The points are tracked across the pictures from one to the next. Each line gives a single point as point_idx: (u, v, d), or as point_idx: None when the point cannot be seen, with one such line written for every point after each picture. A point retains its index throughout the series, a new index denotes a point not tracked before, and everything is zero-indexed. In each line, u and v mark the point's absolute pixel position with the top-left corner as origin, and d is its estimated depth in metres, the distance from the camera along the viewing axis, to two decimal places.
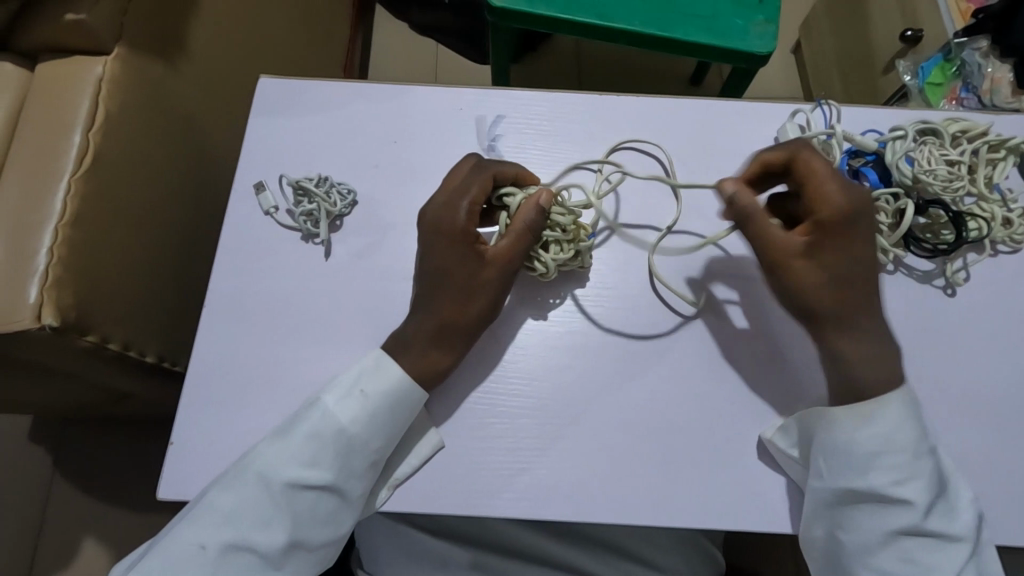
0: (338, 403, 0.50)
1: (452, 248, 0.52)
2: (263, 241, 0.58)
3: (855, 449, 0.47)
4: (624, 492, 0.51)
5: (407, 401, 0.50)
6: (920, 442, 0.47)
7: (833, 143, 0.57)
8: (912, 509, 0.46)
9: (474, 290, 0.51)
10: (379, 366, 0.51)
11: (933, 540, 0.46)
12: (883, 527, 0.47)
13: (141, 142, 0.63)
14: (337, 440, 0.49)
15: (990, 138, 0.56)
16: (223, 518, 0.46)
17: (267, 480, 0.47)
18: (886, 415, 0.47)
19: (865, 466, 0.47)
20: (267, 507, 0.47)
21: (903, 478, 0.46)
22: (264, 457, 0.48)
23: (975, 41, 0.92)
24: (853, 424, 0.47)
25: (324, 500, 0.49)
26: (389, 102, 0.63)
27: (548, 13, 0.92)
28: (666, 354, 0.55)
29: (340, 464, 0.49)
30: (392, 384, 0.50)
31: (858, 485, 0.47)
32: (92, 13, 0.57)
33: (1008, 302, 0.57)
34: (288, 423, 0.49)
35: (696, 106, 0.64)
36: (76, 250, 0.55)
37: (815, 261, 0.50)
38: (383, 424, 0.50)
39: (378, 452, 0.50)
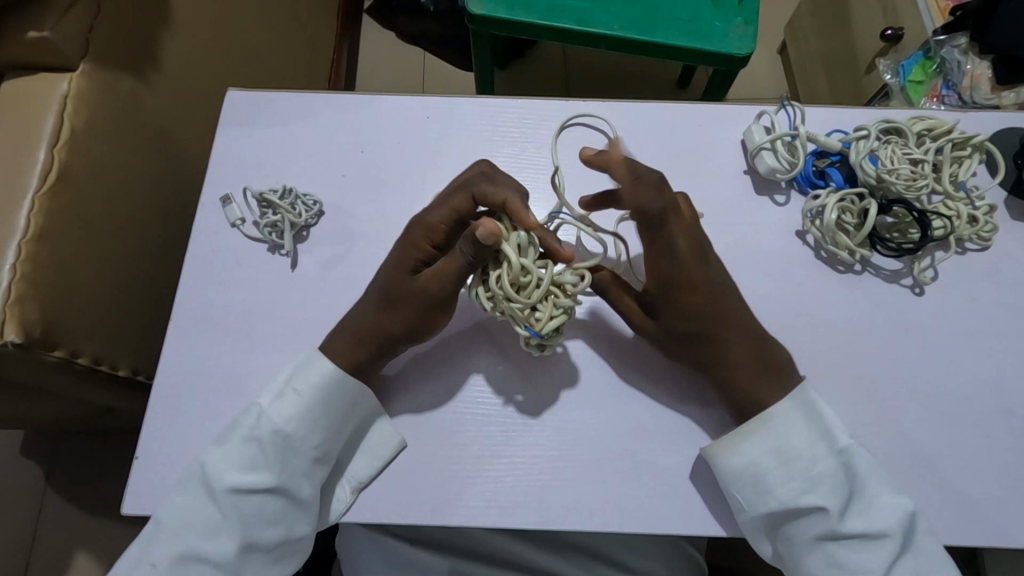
0: (272, 403, 0.50)
1: (403, 257, 0.52)
2: (231, 253, 0.58)
3: (751, 465, 0.48)
4: (592, 500, 0.51)
5: (340, 392, 0.50)
6: (773, 457, 0.48)
7: (797, 145, 0.58)
8: (826, 516, 0.46)
9: (404, 302, 0.51)
10: (309, 361, 0.51)
11: (857, 539, 0.46)
12: (806, 537, 0.47)
13: (110, 156, 0.63)
14: (277, 440, 0.49)
15: (954, 136, 0.56)
16: (174, 530, 0.47)
17: (211, 486, 0.47)
18: (755, 435, 0.48)
19: (767, 483, 0.48)
20: (219, 516, 0.47)
21: (805, 487, 0.47)
22: (206, 466, 0.48)
23: (954, 39, 0.91)
24: (743, 440, 0.49)
25: (271, 501, 0.48)
26: (356, 112, 0.63)
27: (527, 19, 0.92)
28: (636, 361, 0.55)
29: (282, 463, 0.49)
30: (324, 377, 0.50)
31: (767, 503, 0.47)
32: (56, 31, 0.57)
33: (980, 300, 0.56)
34: (228, 430, 0.50)
35: (661, 108, 0.64)
36: (41, 266, 0.55)
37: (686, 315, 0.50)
38: (319, 418, 0.50)
39: (321, 448, 0.50)
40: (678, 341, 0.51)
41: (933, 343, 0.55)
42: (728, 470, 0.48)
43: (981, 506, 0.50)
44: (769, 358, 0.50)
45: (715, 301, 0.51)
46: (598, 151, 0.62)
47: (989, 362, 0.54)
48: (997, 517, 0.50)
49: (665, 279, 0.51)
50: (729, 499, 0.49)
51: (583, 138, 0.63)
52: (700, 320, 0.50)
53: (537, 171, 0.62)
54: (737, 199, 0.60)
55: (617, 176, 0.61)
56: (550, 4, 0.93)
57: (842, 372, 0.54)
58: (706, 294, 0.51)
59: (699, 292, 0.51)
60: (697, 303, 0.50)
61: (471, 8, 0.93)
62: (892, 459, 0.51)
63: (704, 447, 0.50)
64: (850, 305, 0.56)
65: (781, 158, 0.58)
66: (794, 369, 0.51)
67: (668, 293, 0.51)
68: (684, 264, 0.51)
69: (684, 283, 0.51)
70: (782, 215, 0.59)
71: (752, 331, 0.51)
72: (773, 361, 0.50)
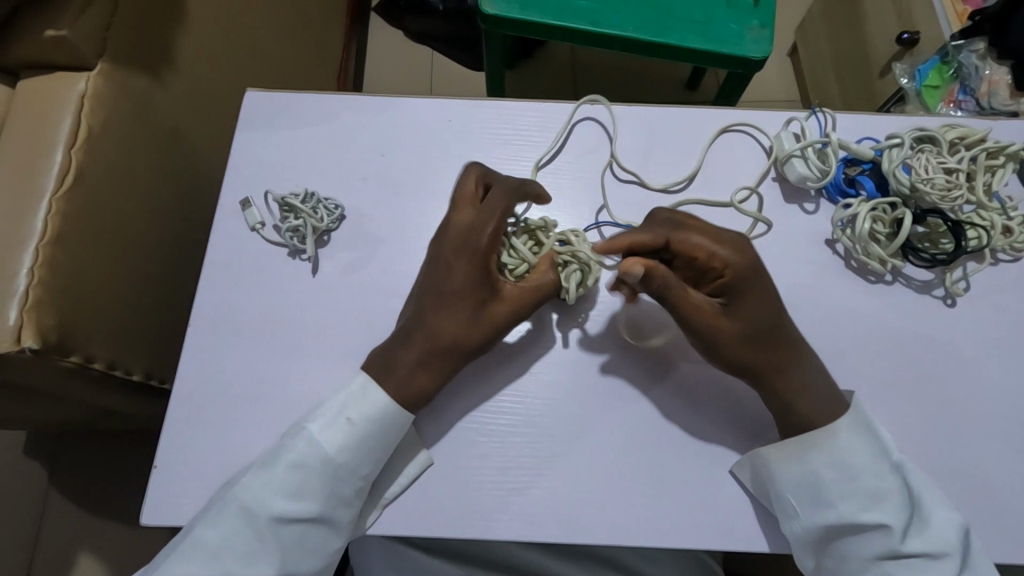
0: (323, 431, 0.48)
1: (473, 272, 0.50)
2: (250, 258, 0.57)
3: (810, 476, 0.47)
4: (619, 514, 0.50)
5: (393, 424, 0.49)
6: (832, 470, 0.47)
7: (828, 152, 0.57)
8: (887, 534, 0.45)
9: (482, 318, 0.50)
10: (363, 389, 0.49)
11: (916, 560, 0.45)
12: (862, 554, 0.46)
13: (126, 157, 0.62)
14: (326, 469, 0.47)
15: (988, 144, 0.55)
16: (210, 553, 0.45)
17: (253, 513, 0.46)
18: (816, 447, 0.47)
19: (827, 495, 0.47)
20: (256, 542, 0.46)
21: (866, 502, 0.46)
22: (249, 490, 0.46)
23: (972, 43, 0.90)
24: (800, 451, 0.48)
25: (312, 530, 0.47)
26: (377, 114, 0.62)
27: (541, 20, 0.91)
28: (664, 371, 0.54)
29: (327, 493, 0.47)
30: (378, 409, 0.48)
31: (827, 517, 0.47)
32: (73, 29, 0.56)
33: (1012, 312, 0.55)
34: (271, 452, 0.48)
35: (688, 113, 0.63)
36: (58, 270, 0.54)
37: (753, 301, 0.48)
38: (369, 449, 0.48)
39: (367, 478, 0.48)
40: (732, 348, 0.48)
41: (965, 356, 0.54)
42: (785, 480, 0.48)
43: (1014, 522, 0.49)
44: (798, 372, 0.48)
45: (769, 302, 0.48)
46: (626, 155, 0.61)
47: (1021, 375, 0.53)
48: None
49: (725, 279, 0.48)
50: (781, 510, 0.48)
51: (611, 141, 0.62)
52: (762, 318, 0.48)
53: (560, 175, 0.61)
54: (766, 207, 0.59)
55: (652, 183, 0.60)
56: (563, 5, 0.91)
57: (873, 385, 0.53)
58: (759, 300, 0.48)
59: (757, 290, 0.48)
60: (756, 303, 0.48)
61: (483, 8, 0.92)
62: (924, 473, 0.50)
63: (757, 452, 0.49)
64: (881, 316, 0.55)
65: (811, 166, 0.57)
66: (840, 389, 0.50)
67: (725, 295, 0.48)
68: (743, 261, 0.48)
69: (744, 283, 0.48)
70: (811, 223, 0.58)
71: (789, 322, 0.49)
72: (803, 353, 0.49)
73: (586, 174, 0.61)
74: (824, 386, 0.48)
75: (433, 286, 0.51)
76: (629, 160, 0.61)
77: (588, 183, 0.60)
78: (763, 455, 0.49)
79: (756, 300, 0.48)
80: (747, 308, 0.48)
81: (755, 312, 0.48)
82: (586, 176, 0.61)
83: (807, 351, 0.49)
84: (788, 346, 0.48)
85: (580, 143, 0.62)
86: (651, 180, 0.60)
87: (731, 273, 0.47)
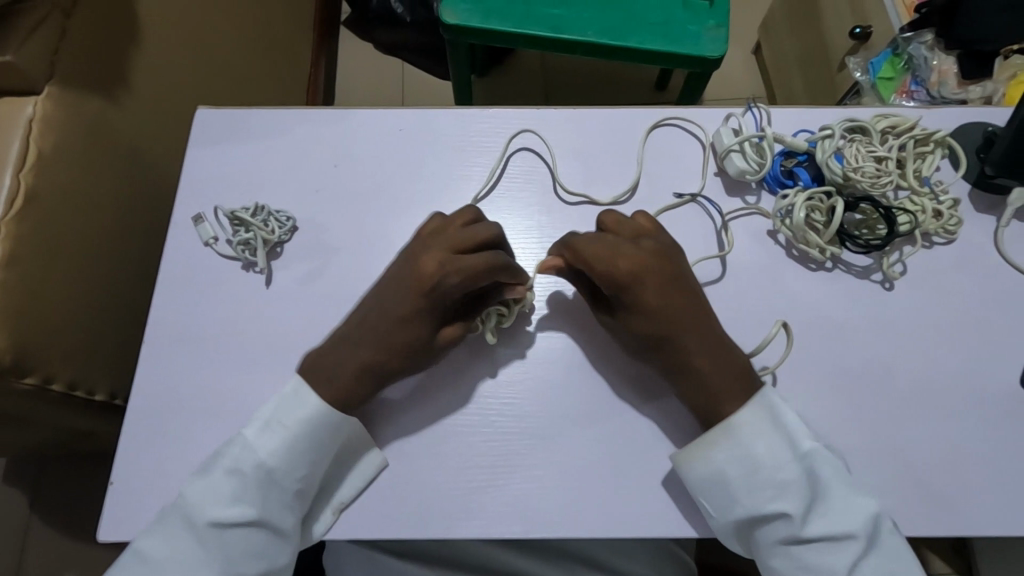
0: (258, 435, 0.49)
1: (414, 308, 0.50)
2: (204, 273, 0.58)
3: (718, 474, 0.48)
4: (574, 507, 0.51)
5: (330, 427, 0.50)
6: (737, 466, 0.48)
7: (765, 145, 0.59)
8: (791, 520, 0.47)
9: (415, 352, 0.51)
10: (297, 394, 0.50)
11: (822, 544, 0.46)
12: (773, 541, 0.47)
13: (80, 178, 0.63)
14: (260, 473, 0.48)
15: (917, 132, 0.58)
16: (152, 565, 0.46)
17: (191, 520, 0.47)
18: (718, 448, 0.49)
19: (734, 492, 0.48)
20: (197, 549, 0.46)
21: (772, 493, 0.47)
22: (186, 496, 0.47)
23: (920, 35, 0.93)
24: (708, 450, 0.49)
25: (253, 535, 0.47)
26: (328, 126, 0.63)
27: (501, 28, 0.93)
28: (616, 365, 0.55)
29: (265, 496, 0.48)
30: (309, 412, 0.49)
31: (736, 512, 0.48)
32: (20, 55, 0.57)
33: (949, 293, 0.57)
34: (209, 460, 0.49)
35: (630, 115, 0.64)
36: (9, 292, 0.55)
37: (648, 309, 0.49)
38: (306, 452, 0.49)
39: (306, 480, 0.49)
40: (635, 346, 0.52)
41: (905, 339, 0.55)
42: (694, 481, 0.49)
43: (956, 497, 0.51)
44: (717, 366, 0.49)
45: (671, 306, 0.50)
46: (570, 158, 0.63)
47: (959, 353, 0.55)
48: (972, 508, 0.50)
49: (619, 283, 0.50)
50: (698, 507, 0.50)
51: (557, 145, 0.63)
52: (664, 323, 0.49)
53: (509, 179, 0.62)
54: (710, 201, 0.60)
55: (596, 186, 0.62)
56: (523, 12, 0.93)
57: (817, 370, 0.54)
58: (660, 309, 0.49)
59: (657, 294, 0.50)
60: (654, 309, 0.49)
61: (445, 17, 0.94)
62: (867, 453, 0.52)
63: (670, 457, 0.51)
64: (822, 303, 0.57)
65: (749, 159, 0.59)
66: (755, 375, 0.51)
67: (624, 296, 0.50)
68: (637, 266, 0.50)
69: (636, 287, 0.49)
70: (753, 215, 0.60)
71: (703, 334, 0.50)
72: (719, 361, 0.50)
73: (534, 177, 0.62)
74: (745, 378, 0.50)
75: (376, 321, 0.51)
76: (574, 163, 0.63)
77: (538, 187, 0.62)
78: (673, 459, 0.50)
79: (653, 307, 0.49)
80: (643, 316, 0.50)
81: (654, 319, 0.50)
82: (535, 179, 0.62)
83: (728, 363, 0.50)
84: (692, 356, 0.50)
85: (527, 148, 0.63)
86: (595, 183, 0.62)
87: (619, 276, 0.50)
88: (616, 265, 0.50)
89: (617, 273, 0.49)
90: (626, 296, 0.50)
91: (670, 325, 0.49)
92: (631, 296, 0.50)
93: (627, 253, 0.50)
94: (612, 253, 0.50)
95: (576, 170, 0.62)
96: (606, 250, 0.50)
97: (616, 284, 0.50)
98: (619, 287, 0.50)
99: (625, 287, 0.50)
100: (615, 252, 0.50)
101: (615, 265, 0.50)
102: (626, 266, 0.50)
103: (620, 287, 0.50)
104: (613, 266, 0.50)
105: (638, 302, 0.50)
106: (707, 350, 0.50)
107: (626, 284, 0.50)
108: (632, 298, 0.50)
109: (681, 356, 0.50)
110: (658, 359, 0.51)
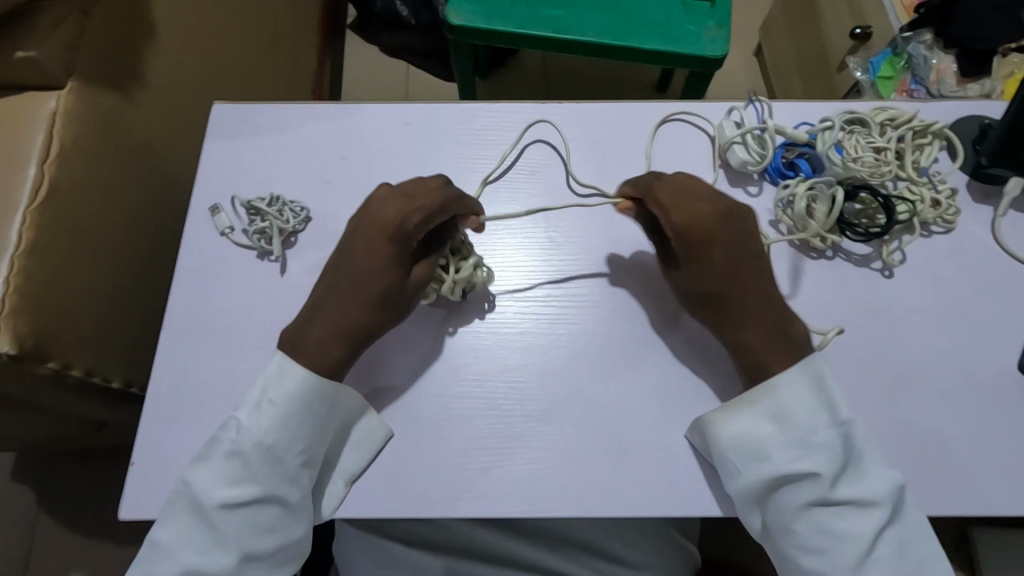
0: (249, 416, 0.50)
1: (383, 254, 0.52)
2: (220, 261, 0.59)
3: (750, 430, 0.50)
4: (580, 488, 0.52)
5: (317, 399, 0.50)
6: (771, 425, 0.50)
7: (766, 137, 0.60)
8: (819, 481, 0.47)
9: (385, 300, 0.52)
10: (281, 369, 0.51)
11: (846, 507, 0.47)
12: (795, 504, 0.48)
13: (99, 171, 0.65)
14: (257, 451, 0.49)
15: (914, 124, 0.59)
16: (169, 552, 0.48)
17: (200, 506, 0.48)
18: (755, 404, 0.50)
19: (764, 448, 0.49)
20: (209, 534, 0.48)
21: (803, 453, 0.48)
22: (191, 484, 0.49)
23: (919, 35, 0.94)
24: (745, 407, 0.51)
25: (264, 512, 0.49)
26: (340, 120, 0.65)
27: (506, 29, 0.94)
28: (621, 350, 0.57)
29: (268, 473, 0.49)
30: (296, 386, 0.50)
31: (764, 470, 0.49)
32: (44, 50, 0.59)
33: (946, 281, 0.58)
34: (207, 445, 0.50)
35: (634, 108, 0.66)
36: (33, 280, 0.56)
37: (712, 261, 0.52)
38: (299, 426, 0.50)
39: (306, 452, 0.50)
40: (690, 300, 0.54)
41: (904, 325, 0.57)
42: (724, 435, 0.50)
43: (954, 479, 0.52)
44: (772, 325, 0.51)
45: (738, 262, 0.52)
46: (576, 150, 0.64)
47: (956, 338, 0.56)
48: (970, 490, 0.51)
49: (689, 237, 0.52)
50: (724, 465, 0.50)
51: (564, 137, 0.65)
52: (725, 278, 0.51)
53: (516, 170, 0.64)
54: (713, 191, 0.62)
55: (602, 176, 0.63)
56: (526, 14, 0.95)
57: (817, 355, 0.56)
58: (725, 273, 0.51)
59: (723, 248, 0.52)
60: (720, 263, 0.51)
61: (450, 18, 0.96)
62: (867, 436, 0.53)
63: (704, 415, 0.52)
64: (822, 290, 0.58)
65: (751, 151, 0.60)
66: (806, 341, 0.52)
67: (692, 248, 0.52)
68: (709, 219, 0.52)
69: (706, 241, 0.52)
70: (754, 206, 0.61)
71: (761, 294, 0.52)
72: (777, 326, 0.51)
73: (542, 168, 0.64)
74: (796, 342, 0.51)
75: (348, 273, 0.52)
76: (580, 155, 0.64)
77: (545, 178, 0.63)
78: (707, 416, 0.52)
79: (717, 260, 0.52)
80: (705, 269, 0.52)
81: (717, 272, 0.52)
82: (542, 170, 0.64)
83: (778, 325, 0.51)
84: (748, 314, 0.51)
85: (534, 140, 0.65)
86: (601, 174, 0.63)
87: (694, 227, 0.52)
88: (688, 217, 0.52)
89: (690, 225, 0.52)
90: (693, 247, 0.52)
91: (731, 279, 0.51)
92: (698, 249, 0.52)
93: (702, 206, 0.52)
94: (687, 206, 0.52)
95: (582, 161, 0.64)
96: (681, 204, 0.52)
97: (686, 235, 0.52)
98: (690, 237, 0.52)
99: (693, 238, 0.52)
100: (689, 206, 0.52)
101: (687, 216, 0.52)
102: (700, 217, 0.52)
103: (691, 238, 0.52)
104: (685, 217, 0.52)
105: (703, 255, 0.52)
106: (772, 308, 0.52)
107: (694, 238, 0.52)
108: (698, 250, 0.52)
109: (741, 311, 0.51)
110: (713, 315, 0.53)
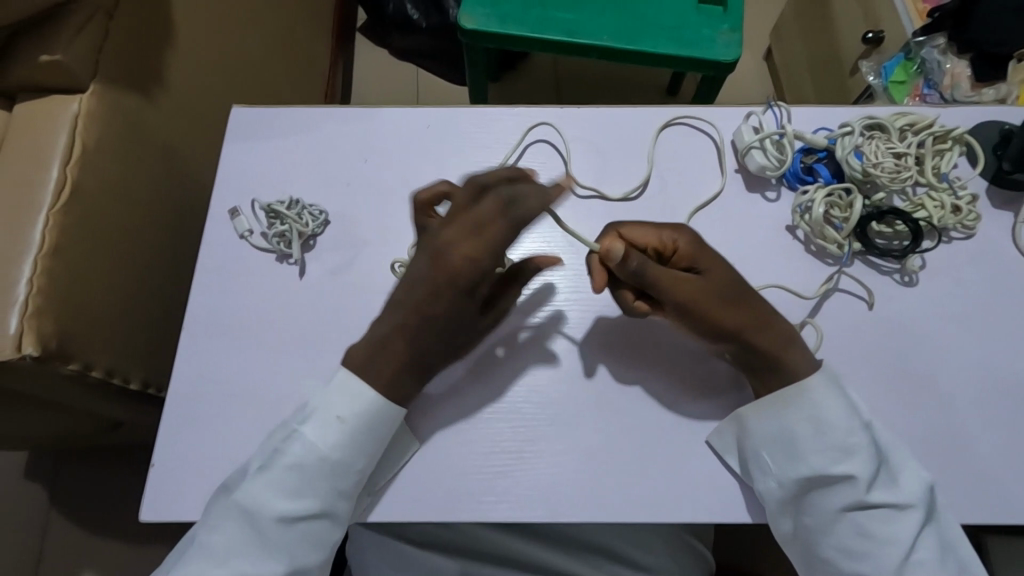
0: (315, 431, 0.50)
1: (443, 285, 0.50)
2: (239, 263, 0.60)
3: (786, 430, 0.51)
4: (599, 492, 0.52)
5: (383, 420, 0.51)
6: (808, 426, 0.50)
7: (785, 142, 0.60)
8: (858, 486, 0.48)
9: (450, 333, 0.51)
10: (347, 388, 0.51)
11: (885, 512, 0.48)
12: (833, 506, 0.49)
13: (120, 172, 0.65)
14: (322, 466, 0.50)
15: (935, 129, 0.59)
16: (219, 557, 0.48)
17: (255, 515, 0.48)
18: (796, 404, 0.50)
19: (800, 447, 0.50)
20: (261, 542, 0.48)
21: (839, 455, 0.49)
22: (247, 494, 0.48)
23: (933, 39, 0.94)
24: (781, 408, 0.51)
25: (314, 524, 0.49)
26: (358, 123, 0.65)
27: (518, 32, 0.95)
28: (640, 355, 0.56)
29: (327, 488, 0.50)
30: (366, 406, 0.51)
31: (799, 470, 0.50)
32: (68, 53, 0.59)
33: (966, 287, 0.58)
34: (264, 452, 0.50)
35: (652, 112, 0.66)
36: (57, 281, 0.57)
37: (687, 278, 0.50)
38: (363, 444, 0.50)
39: (363, 470, 0.51)
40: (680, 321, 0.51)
41: (925, 331, 0.56)
42: (760, 433, 0.51)
43: (975, 486, 0.51)
44: (764, 334, 0.50)
45: (710, 280, 0.50)
46: (594, 154, 0.64)
47: (977, 344, 0.56)
48: (990, 496, 0.51)
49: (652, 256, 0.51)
50: (759, 462, 0.51)
51: (582, 142, 0.65)
52: (703, 293, 0.50)
53: (534, 174, 0.64)
54: (731, 196, 0.62)
55: (620, 181, 0.63)
56: (539, 17, 0.95)
57: (837, 361, 0.55)
58: (714, 288, 0.50)
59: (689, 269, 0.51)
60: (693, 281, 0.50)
61: (462, 22, 0.96)
62: None
63: (739, 411, 0.52)
64: (842, 295, 0.58)
65: (770, 155, 0.60)
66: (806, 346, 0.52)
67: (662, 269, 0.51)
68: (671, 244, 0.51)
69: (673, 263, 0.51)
70: (773, 211, 0.61)
71: (748, 306, 0.50)
72: (769, 329, 0.50)
73: (559, 172, 0.64)
74: (796, 345, 0.51)
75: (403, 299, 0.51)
76: (598, 160, 0.64)
77: (563, 182, 0.63)
78: (742, 414, 0.52)
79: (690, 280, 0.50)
80: (682, 286, 0.50)
81: (697, 288, 0.50)
82: (560, 175, 0.64)
83: (767, 330, 0.50)
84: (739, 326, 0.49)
85: (552, 144, 0.65)
86: (619, 178, 0.63)
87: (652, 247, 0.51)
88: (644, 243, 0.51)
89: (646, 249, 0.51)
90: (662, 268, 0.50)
91: (710, 293, 0.50)
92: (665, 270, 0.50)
93: (653, 232, 0.52)
94: (640, 233, 0.52)
95: (599, 166, 0.64)
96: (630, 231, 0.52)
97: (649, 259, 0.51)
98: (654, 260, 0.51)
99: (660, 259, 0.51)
100: (642, 232, 0.52)
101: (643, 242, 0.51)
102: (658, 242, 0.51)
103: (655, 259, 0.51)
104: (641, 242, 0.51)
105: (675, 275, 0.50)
106: (763, 314, 0.51)
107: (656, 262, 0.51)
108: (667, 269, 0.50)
109: (729, 321, 0.50)
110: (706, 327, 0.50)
